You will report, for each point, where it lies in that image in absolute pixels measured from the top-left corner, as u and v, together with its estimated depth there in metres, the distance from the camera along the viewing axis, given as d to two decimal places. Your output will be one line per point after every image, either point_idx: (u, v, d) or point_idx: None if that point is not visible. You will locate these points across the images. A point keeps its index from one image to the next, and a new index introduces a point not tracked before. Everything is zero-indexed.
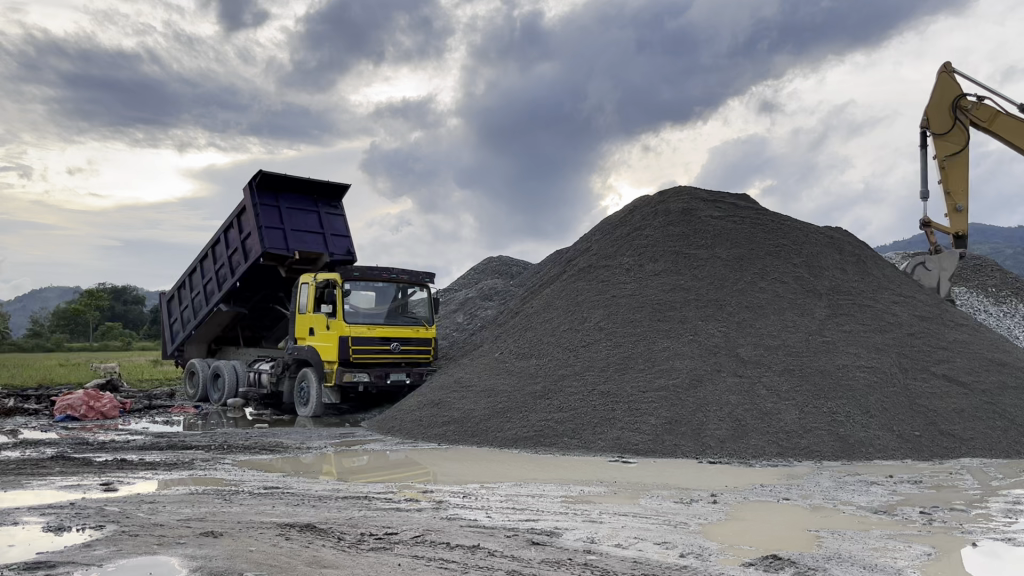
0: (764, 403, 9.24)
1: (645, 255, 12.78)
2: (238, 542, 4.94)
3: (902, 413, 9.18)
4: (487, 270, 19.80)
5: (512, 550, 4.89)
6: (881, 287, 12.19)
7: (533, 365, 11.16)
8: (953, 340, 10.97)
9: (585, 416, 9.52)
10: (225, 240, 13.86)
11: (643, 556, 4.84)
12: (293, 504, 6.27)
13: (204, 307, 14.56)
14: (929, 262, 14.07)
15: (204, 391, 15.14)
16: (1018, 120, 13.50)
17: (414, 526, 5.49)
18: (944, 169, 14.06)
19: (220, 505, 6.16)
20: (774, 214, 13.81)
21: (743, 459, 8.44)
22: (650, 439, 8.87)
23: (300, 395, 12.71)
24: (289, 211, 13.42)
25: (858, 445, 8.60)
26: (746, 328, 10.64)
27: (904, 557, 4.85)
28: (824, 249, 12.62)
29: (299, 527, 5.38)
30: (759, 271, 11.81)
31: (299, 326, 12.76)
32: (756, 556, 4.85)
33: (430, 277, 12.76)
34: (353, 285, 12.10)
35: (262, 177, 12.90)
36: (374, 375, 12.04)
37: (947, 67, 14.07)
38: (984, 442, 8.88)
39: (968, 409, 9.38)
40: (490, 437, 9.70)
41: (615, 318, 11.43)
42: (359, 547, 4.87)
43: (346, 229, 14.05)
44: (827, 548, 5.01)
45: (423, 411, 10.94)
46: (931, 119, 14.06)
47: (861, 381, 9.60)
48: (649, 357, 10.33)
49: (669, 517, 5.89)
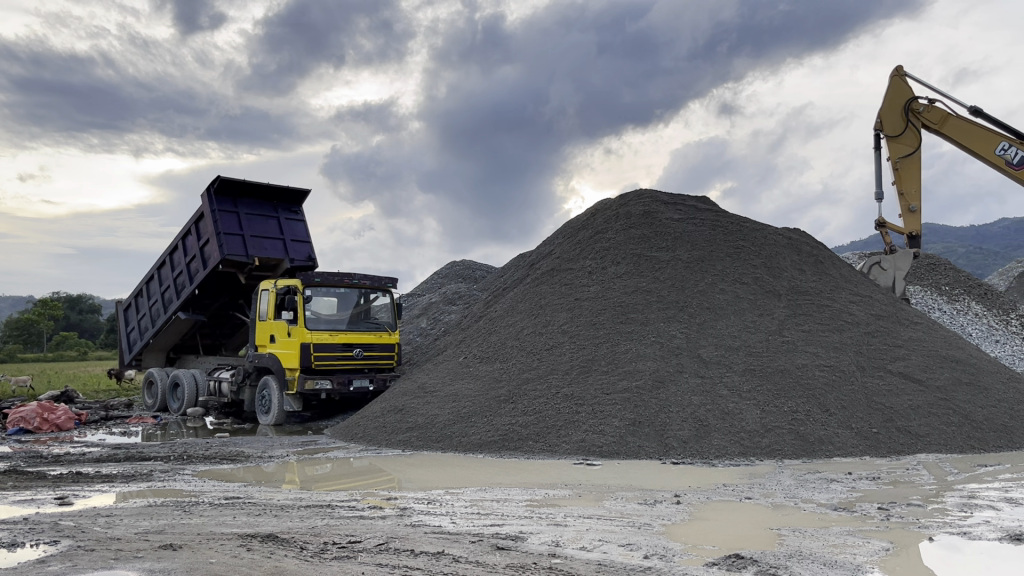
0: (725, 403, 9.34)
1: (607, 257, 12.85)
2: (198, 553, 4.88)
3: (859, 410, 9.33)
4: (451, 275, 19.72)
5: (477, 555, 4.88)
6: (838, 287, 12.38)
7: (497, 369, 11.14)
8: (908, 338, 11.17)
9: (550, 419, 9.55)
10: (183, 247, 13.66)
11: (607, 558, 4.86)
12: (254, 514, 6.19)
13: (162, 315, 14.31)
14: (884, 262, 14.33)
15: (163, 401, 14.91)
16: (969, 122, 13.83)
17: (377, 534, 5.45)
18: (898, 170, 14.31)
19: (180, 517, 6.06)
20: (733, 215, 14.00)
21: (705, 459, 8.52)
22: (614, 441, 8.92)
23: (262, 404, 12.57)
24: (248, 216, 13.28)
25: (819, 444, 8.72)
26: (707, 329, 10.75)
27: (863, 553, 4.93)
28: (782, 250, 12.81)
29: (261, 537, 5.31)
30: (718, 272, 11.94)
31: (260, 333, 12.62)
32: (718, 556, 4.89)
33: (393, 281, 12.72)
34: (314, 291, 11.98)
35: (220, 183, 12.76)
36: (336, 383, 11.87)
37: (898, 71, 14.36)
38: (939, 438, 9.07)
39: (924, 406, 9.57)
40: (454, 442, 9.68)
41: (579, 321, 11.46)
42: (321, 556, 4.82)
43: (306, 234, 13.93)
44: (789, 546, 5.07)
45: (386, 417, 10.88)
46: (886, 120, 14.29)
47: (819, 380, 9.73)
48: (612, 359, 10.39)
49: (633, 518, 5.94)
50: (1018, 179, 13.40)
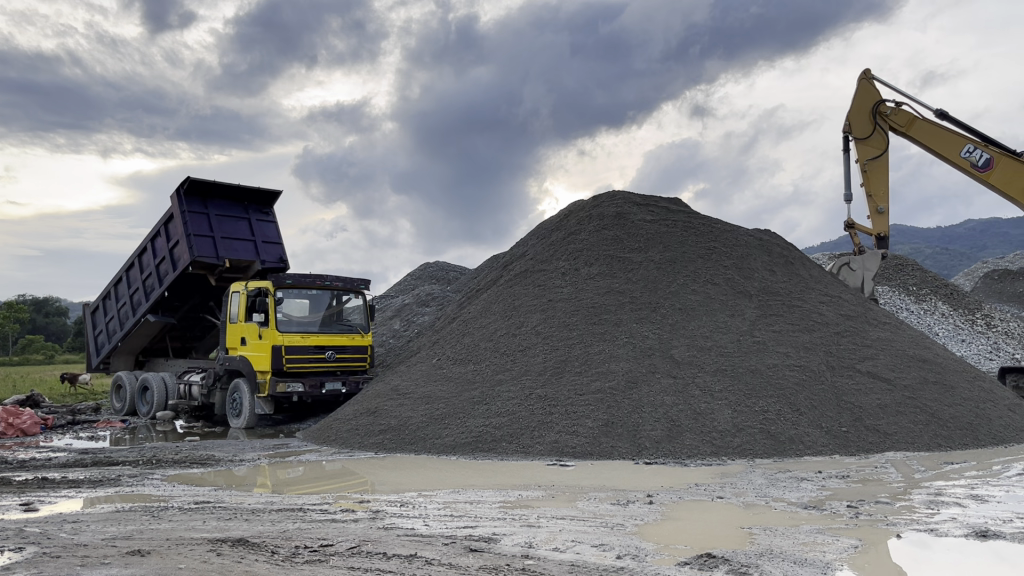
0: (697, 403, 9.40)
1: (580, 259, 12.88)
2: (167, 559, 4.81)
3: (829, 409, 9.44)
4: (424, 277, 19.66)
5: (449, 558, 4.87)
6: (809, 287, 12.52)
7: (471, 371, 11.12)
8: (876, 338, 11.31)
9: (524, 420, 9.55)
10: (152, 249, 13.51)
11: (580, 559, 4.86)
12: (224, 519, 6.12)
13: (131, 317, 14.12)
14: (854, 262, 14.50)
15: (132, 405, 14.71)
16: (935, 125, 14.05)
17: (350, 537, 5.42)
18: (866, 172, 14.49)
19: (148, 522, 5.99)
20: (705, 217, 14.08)
21: (678, 459, 8.58)
22: (587, 441, 8.95)
23: (233, 407, 12.45)
24: (218, 218, 13.16)
25: (789, 443, 8.81)
26: (680, 329, 10.83)
27: (833, 551, 4.98)
28: (754, 251, 12.93)
29: (231, 542, 5.26)
30: (690, 273, 12.03)
31: (230, 336, 12.50)
32: (690, 555, 4.91)
33: (365, 283, 12.67)
34: (285, 293, 11.90)
35: (190, 184, 12.63)
36: (308, 386, 11.77)
37: (866, 74, 14.55)
38: (906, 436, 9.20)
39: (892, 404, 9.70)
40: (428, 444, 9.64)
41: (552, 322, 11.47)
42: (293, 560, 4.79)
43: (278, 235, 13.83)
44: (759, 545, 5.12)
45: (358, 420, 10.82)
46: (854, 122, 14.48)
47: (790, 380, 9.81)
48: (585, 360, 10.42)
49: (607, 518, 5.97)
50: (983, 181, 13.63)
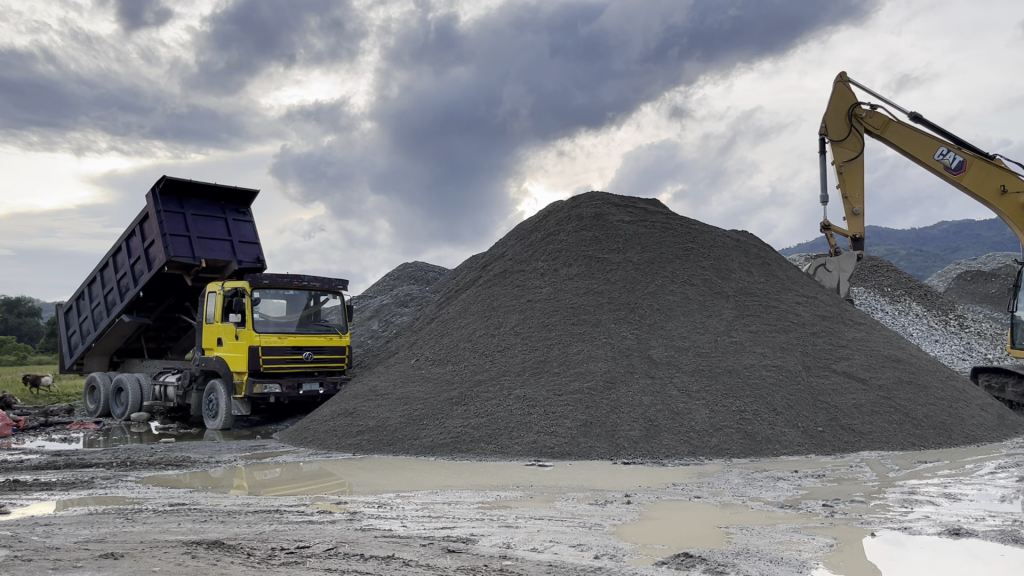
0: (675, 403, 9.44)
1: (559, 260, 12.89)
2: (141, 562, 4.76)
3: (806, 409, 9.51)
4: (402, 277, 19.62)
5: (427, 559, 4.86)
6: (785, 287, 12.62)
7: (449, 371, 11.10)
8: (852, 339, 11.42)
9: (502, 420, 9.55)
10: (127, 248, 13.37)
11: (558, 560, 4.87)
12: (199, 521, 6.07)
13: (105, 318, 13.96)
14: (830, 263, 14.63)
15: (106, 406, 14.55)
16: (909, 128, 14.21)
17: (326, 539, 5.39)
18: (842, 174, 14.60)
19: (122, 525, 5.92)
20: (683, 218, 14.15)
21: (656, 459, 8.62)
22: (566, 442, 8.97)
23: (209, 408, 12.36)
24: (195, 217, 13.05)
25: (766, 443, 8.89)
26: (657, 329, 10.88)
27: (808, 549, 5.03)
28: (731, 252, 13.02)
29: (206, 544, 5.22)
30: (668, 274, 12.08)
31: (207, 336, 12.40)
32: (668, 555, 4.93)
33: (343, 283, 12.62)
34: (262, 293, 11.82)
35: (166, 183, 12.51)
36: (285, 387, 11.72)
37: (842, 77, 14.68)
38: (881, 436, 9.30)
39: (867, 404, 9.80)
40: (406, 445, 9.62)
41: (531, 323, 11.47)
42: (269, 562, 4.75)
43: (254, 235, 13.75)
44: (736, 544, 5.15)
45: (336, 421, 10.77)
46: (830, 125, 14.55)
47: (766, 380, 9.88)
48: (564, 360, 10.44)
49: (585, 518, 5.98)
50: (956, 183, 13.79)
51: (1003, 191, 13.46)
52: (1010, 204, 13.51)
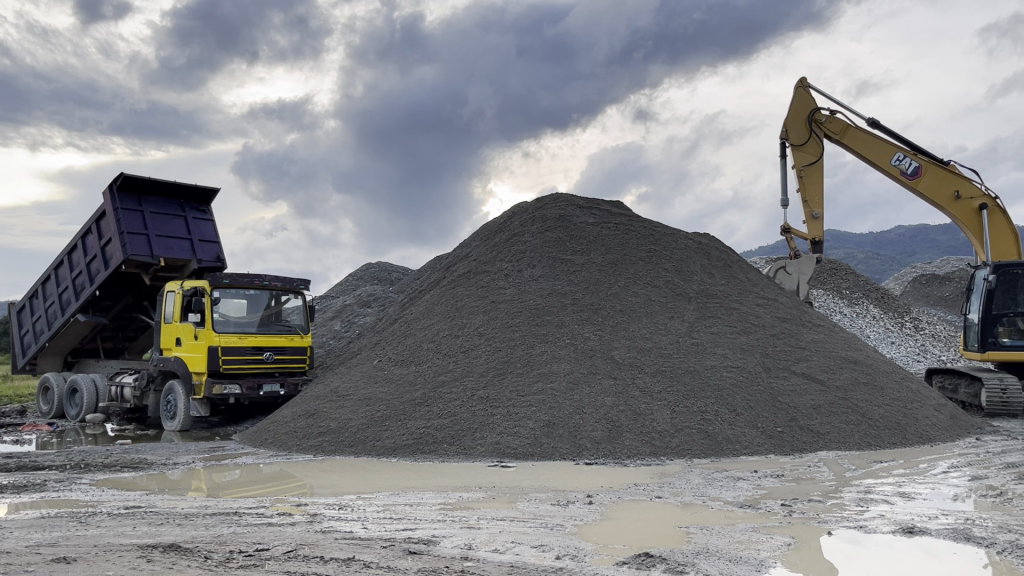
0: (637, 404, 9.50)
1: (523, 260, 12.92)
2: (95, 566, 4.67)
3: (765, 410, 9.62)
4: (365, 278, 19.51)
5: (388, 560, 4.83)
6: (746, 289, 12.77)
7: (412, 371, 11.06)
8: (811, 340, 11.59)
9: (464, 421, 9.53)
10: (82, 246, 13.11)
11: (519, 560, 4.87)
12: (156, 524, 5.97)
13: (59, 317, 13.68)
14: (790, 266, 14.83)
15: (59, 407, 14.30)
16: (867, 133, 14.45)
17: (286, 541, 5.33)
18: (801, 178, 14.81)
19: (75, 528, 5.79)
20: (646, 220, 14.23)
21: (617, 459, 8.69)
22: (528, 443, 8.99)
23: (167, 409, 12.17)
24: (154, 215, 12.83)
25: (726, 443, 9.00)
26: (620, 331, 10.94)
27: (766, 549, 5.08)
28: (693, 254, 13.14)
29: (162, 547, 5.13)
30: (631, 276, 12.15)
31: (165, 336, 12.20)
32: (628, 554, 4.96)
33: (305, 283, 12.53)
34: (221, 293, 11.67)
35: (123, 180, 12.29)
36: (246, 387, 11.57)
37: (802, 83, 14.89)
38: (839, 436, 9.46)
39: (825, 405, 9.94)
40: (368, 446, 9.57)
41: (494, 323, 11.47)
42: (227, 566, 4.68)
43: (215, 234, 13.58)
44: (696, 544, 5.19)
45: (298, 422, 10.66)
46: (791, 130, 14.76)
47: (727, 380, 10.00)
48: (527, 360, 10.45)
49: (548, 519, 5.99)
50: (911, 188, 14.08)
51: (957, 196, 13.78)
52: (964, 209, 13.84)
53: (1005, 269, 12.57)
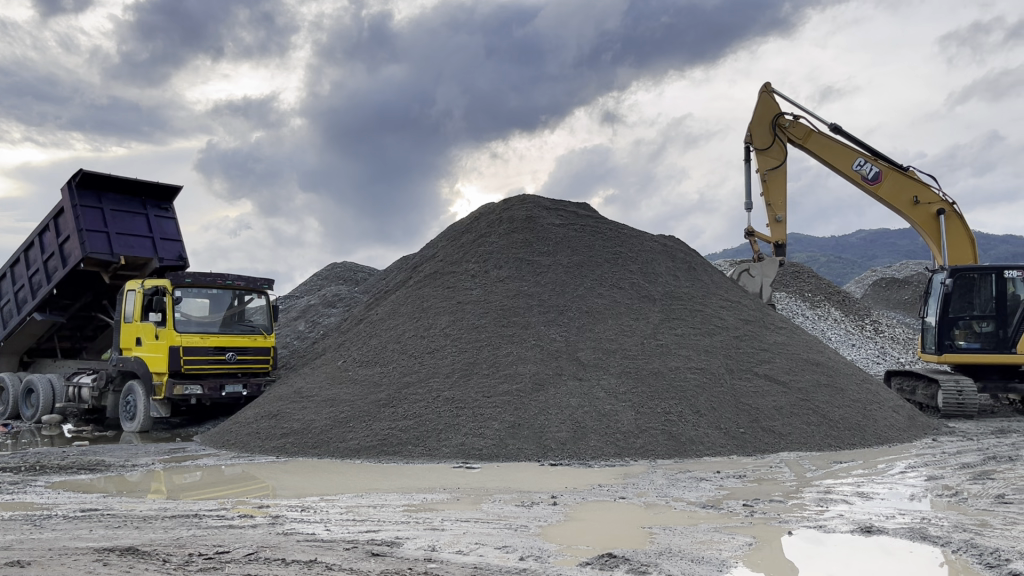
0: (602, 405, 9.54)
1: (490, 261, 12.91)
2: (49, 570, 4.58)
3: (728, 411, 9.73)
4: (330, 278, 19.36)
5: (350, 563, 4.79)
6: (711, 292, 12.88)
7: (377, 372, 10.99)
8: (774, 342, 11.72)
9: (430, 423, 9.50)
10: (40, 244, 12.85)
11: (483, 561, 4.88)
12: (114, 527, 5.87)
13: (15, 316, 13.37)
14: (753, 269, 14.99)
15: (15, 408, 14.04)
16: (828, 138, 14.67)
17: (247, 544, 5.27)
18: (765, 182, 14.97)
19: (28, 532, 5.67)
20: (612, 223, 14.32)
21: (582, 460, 8.73)
22: (493, 444, 9.00)
23: (126, 410, 11.98)
24: (114, 213, 12.62)
25: (689, 444, 9.08)
26: (586, 332, 10.99)
27: (728, 548, 5.13)
28: (658, 257, 13.23)
29: (119, 551, 5.04)
30: (597, 278, 12.21)
31: (125, 336, 12.01)
32: (592, 555, 4.98)
33: (269, 283, 12.41)
34: (183, 292, 11.51)
35: (82, 176, 12.06)
36: (207, 388, 11.42)
37: (767, 88, 15.07)
38: (800, 437, 9.59)
39: (787, 406, 10.06)
40: (332, 448, 9.50)
41: (460, 324, 11.46)
42: (186, 569, 4.61)
43: (177, 232, 13.40)
44: (658, 544, 5.23)
45: (260, 423, 10.55)
46: (755, 133, 14.93)
47: (691, 381, 10.09)
48: (493, 361, 10.45)
49: (512, 520, 5.99)
50: (872, 193, 14.32)
51: (915, 202, 14.05)
52: (922, 214, 14.11)
53: (962, 273, 12.79)
